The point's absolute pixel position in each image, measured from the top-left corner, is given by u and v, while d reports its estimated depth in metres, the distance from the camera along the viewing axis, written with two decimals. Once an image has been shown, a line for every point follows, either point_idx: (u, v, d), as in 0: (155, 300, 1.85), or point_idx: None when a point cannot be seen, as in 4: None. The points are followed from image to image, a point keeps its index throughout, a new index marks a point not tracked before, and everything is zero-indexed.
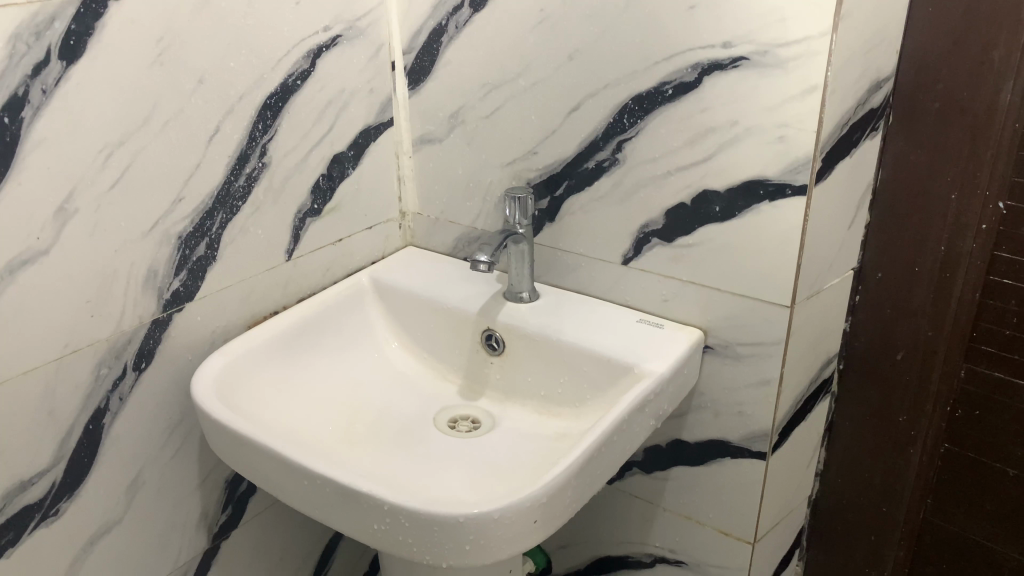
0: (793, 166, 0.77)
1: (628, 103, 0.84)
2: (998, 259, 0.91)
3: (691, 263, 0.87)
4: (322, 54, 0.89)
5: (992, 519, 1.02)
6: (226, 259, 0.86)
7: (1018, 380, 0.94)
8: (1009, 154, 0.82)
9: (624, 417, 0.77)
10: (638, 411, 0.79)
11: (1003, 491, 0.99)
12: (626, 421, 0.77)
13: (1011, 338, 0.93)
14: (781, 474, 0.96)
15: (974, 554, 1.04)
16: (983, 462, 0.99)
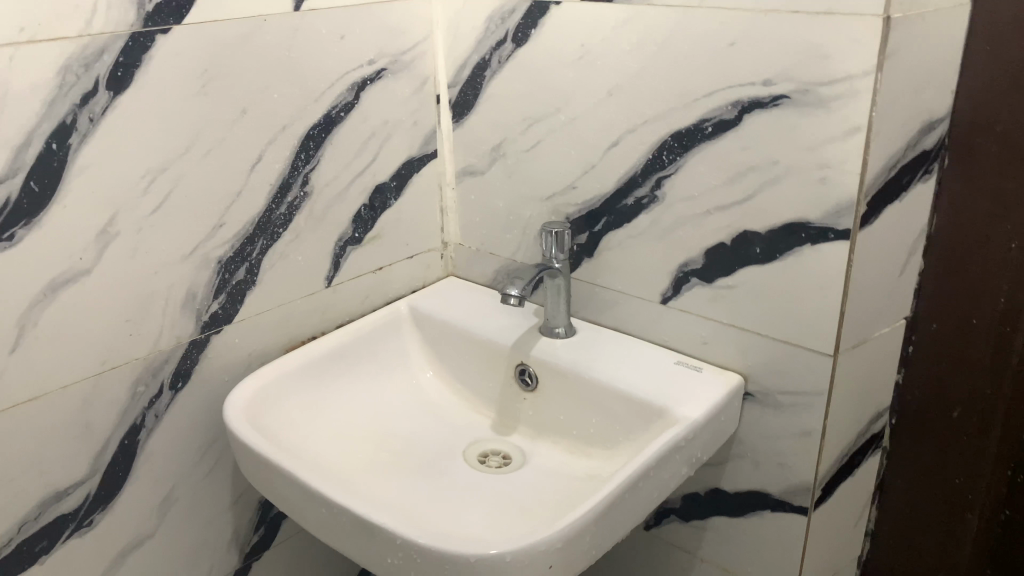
0: (836, 209, 0.73)
1: (666, 140, 0.82)
2: None
3: (730, 305, 0.84)
4: (366, 86, 0.91)
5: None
6: (266, 284, 0.88)
7: None
8: None
9: (651, 462, 0.74)
10: (667, 456, 0.76)
11: None
12: (654, 466, 0.75)
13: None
14: (826, 531, 0.91)
15: None
16: None
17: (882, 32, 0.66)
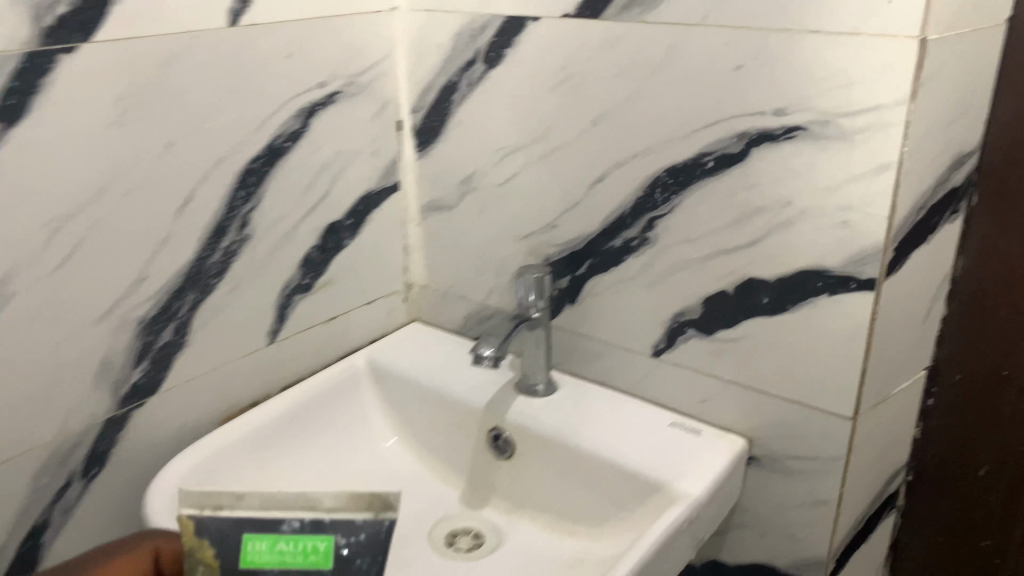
0: (860, 257, 0.64)
1: (661, 175, 0.72)
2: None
3: (734, 361, 0.75)
4: (317, 112, 0.80)
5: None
6: (199, 344, 0.76)
7: None
8: None
9: (653, 553, 0.63)
10: (670, 543, 0.65)
11: None
12: (657, 557, 0.64)
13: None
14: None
15: None
16: None
17: (918, 56, 0.57)
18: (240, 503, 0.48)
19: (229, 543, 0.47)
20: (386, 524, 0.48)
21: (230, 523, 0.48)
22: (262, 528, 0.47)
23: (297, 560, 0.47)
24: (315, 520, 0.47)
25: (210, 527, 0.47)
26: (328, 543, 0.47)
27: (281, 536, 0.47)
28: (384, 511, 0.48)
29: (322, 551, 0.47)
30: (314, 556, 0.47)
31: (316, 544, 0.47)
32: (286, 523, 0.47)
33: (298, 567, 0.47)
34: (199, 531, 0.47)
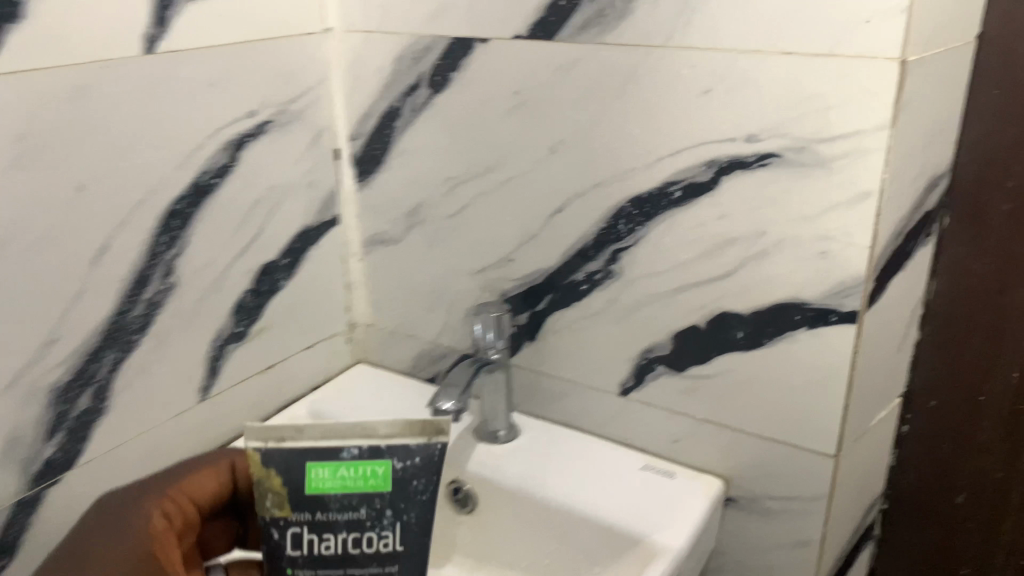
0: (840, 288, 0.61)
1: (624, 205, 0.67)
2: None
3: (708, 398, 0.70)
4: (246, 144, 0.73)
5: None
6: (122, 408, 0.68)
7: None
8: None
9: None
10: None
11: None
12: None
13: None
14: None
15: None
16: None
17: (899, 79, 0.54)
18: (302, 435, 0.50)
19: (292, 475, 0.50)
20: (437, 451, 0.52)
21: (294, 453, 0.50)
22: (321, 457, 0.50)
23: (357, 485, 0.51)
24: (375, 448, 0.51)
25: (278, 456, 0.50)
26: (386, 468, 0.51)
27: (343, 463, 0.50)
28: (437, 438, 0.52)
29: (381, 474, 0.51)
30: (373, 480, 0.51)
31: (374, 468, 0.51)
32: (347, 450, 0.50)
33: (356, 490, 0.50)
34: (268, 460, 0.50)
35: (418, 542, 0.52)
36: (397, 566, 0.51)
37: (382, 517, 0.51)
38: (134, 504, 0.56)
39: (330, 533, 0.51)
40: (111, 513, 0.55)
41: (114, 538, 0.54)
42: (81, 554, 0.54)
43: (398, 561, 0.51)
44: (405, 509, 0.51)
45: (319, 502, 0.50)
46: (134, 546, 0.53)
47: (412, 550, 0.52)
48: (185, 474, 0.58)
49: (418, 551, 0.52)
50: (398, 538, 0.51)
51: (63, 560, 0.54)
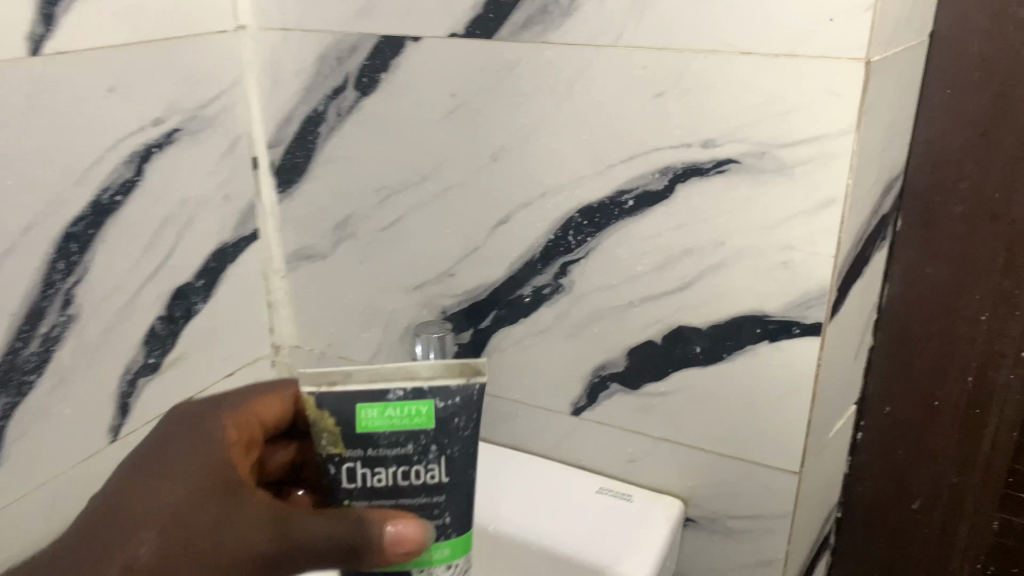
0: (802, 300, 0.58)
1: (573, 216, 0.63)
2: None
3: (666, 417, 0.67)
4: (153, 155, 0.66)
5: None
6: (18, 458, 0.60)
7: None
8: None
9: None
10: None
11: None
12: None
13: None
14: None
15: None
16: None
17: (863, 81, 0.51)
18: (348, 378, 0.45)
19: (343, 415, 0.45)
20: (476, 391, 0.45)
21: (344, 398, 0.45)
22: (370, 397, 0.44)
23: (401, 425, 0.44)
24: (417, 389, 0.44)
25: (329, 401, 0.45)
26: (428, 408, 0.44)
27: (388, 404, 0.44)
28: (472, 378, 0.45)
29: (424, 413, 0.44)
30: (419, 419, 0.44)
31: (418, 408, 0.44)
32: (392, 392, 0.44)
33: (402, 429, 0.44)
34: (321, 405, 0.45)
35: (466, 475, 0.46)
36: (444, 498, 0.45)
37: (428, 455, 0.45)
38: (208, 425, 0.50)
39: (378, 471, 0.45)
40: (179, 430, 0.49)
41: (188, 455, 0.47)
42: (148, 464, 0.46)
43: (444, 495, 0.45)
44: (450, 445, 0.45)
45: (369, 441, 0.45)
46: (210, 464, 0.47)
47: (460, 483, 0.46)
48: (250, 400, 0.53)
49: (466, 483, 0.46)
50: (445, 470, 0.45)
51: (125, 472, 0.46)
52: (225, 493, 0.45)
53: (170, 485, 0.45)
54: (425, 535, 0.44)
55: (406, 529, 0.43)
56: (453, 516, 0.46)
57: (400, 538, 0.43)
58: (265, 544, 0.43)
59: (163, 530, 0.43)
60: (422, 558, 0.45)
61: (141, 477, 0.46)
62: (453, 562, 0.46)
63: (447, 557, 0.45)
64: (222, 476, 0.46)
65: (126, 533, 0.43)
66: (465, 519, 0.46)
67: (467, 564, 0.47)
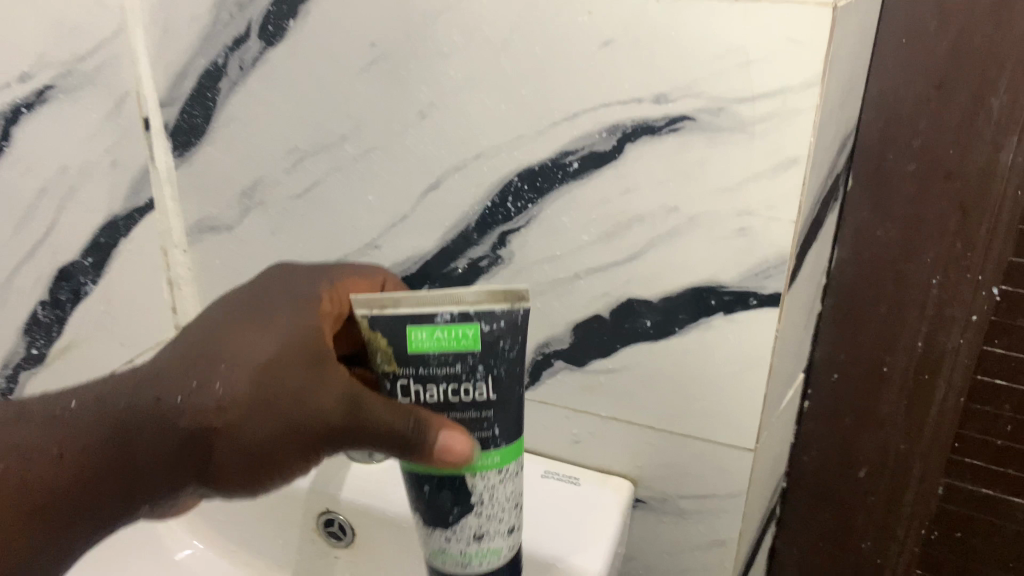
0: (760, 269, 0.53)
1: (512, 180, 0.57)
2: (988, 354, 0.67)
3: (614, 395, 0.63)
4: (20, 117, 0.58)
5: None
6: None
7: (1012, 501, 0.71)
8: (1010, 230, 0.61)
9: None
10: None
11: None
12: None
13: (1005, 450, 0.70)
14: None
15: None
16: None
17: (830, 28, 0.46)
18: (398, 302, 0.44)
19: (394, 336, 0.43)
20: (522, 314, 0.44)
21: (395, 321, 0.43)
22: (418, 318, 0.43)
23: (449, 346, 0.43)
24: (463, 313, 0.43)
25: (382, 323, 0.44)
26: (475, 330, 0.43)
27: (436, 327, 0.43)
28: (519, 302, 0.44)
29: (471, 335, 0.43)
30: (465, 342, 0.43)
31: (465, 331, 0.43)
32: (439, 315, 0.43)
33: (450, 350, 0.43)
34: (375, 326, 0.44)
35: (512, 393, 0.45)
36: (495, 412, 0.44)
37: (476, 374, 0.44)
38: (302, 292, 0.49)
39: (429, 388, 0.44)
40: (277, 291, 0.50)
41: (288, 308, 0.48)
42: (246, 305, 0.48)
43: (493, 410, 0.44)
44: (496, 365, 0.44)
45: (420, 361, 0.43)
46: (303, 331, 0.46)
47: (507, 402, 0.45)
48: (335, 289, 0.50)
49: (514, 399, 0.45)
50: (492, 388, 0.44)
51: (220, 311, 0.48)
52: (310, 354, 0.45)
53: (266, 329, 0.46)
54: (473, 447, 0.43)
55: (454, 441, 0.42)
56: (502, 429, 0.45)
57: (446, 449, 0.42)
58: (334, 407, 0.43)
59: (254, 373, 0.43)
60: (473, 466, 0.45)
61: (236, 319, 0.47)
62: (504, 467, 0.46)
63: (497, 465, 0.45)
64: (309, 340, 0.46)
65: (214, 365, 0.44)
66: (514, 430, 0.46)
67: (518, 468, 0.47)
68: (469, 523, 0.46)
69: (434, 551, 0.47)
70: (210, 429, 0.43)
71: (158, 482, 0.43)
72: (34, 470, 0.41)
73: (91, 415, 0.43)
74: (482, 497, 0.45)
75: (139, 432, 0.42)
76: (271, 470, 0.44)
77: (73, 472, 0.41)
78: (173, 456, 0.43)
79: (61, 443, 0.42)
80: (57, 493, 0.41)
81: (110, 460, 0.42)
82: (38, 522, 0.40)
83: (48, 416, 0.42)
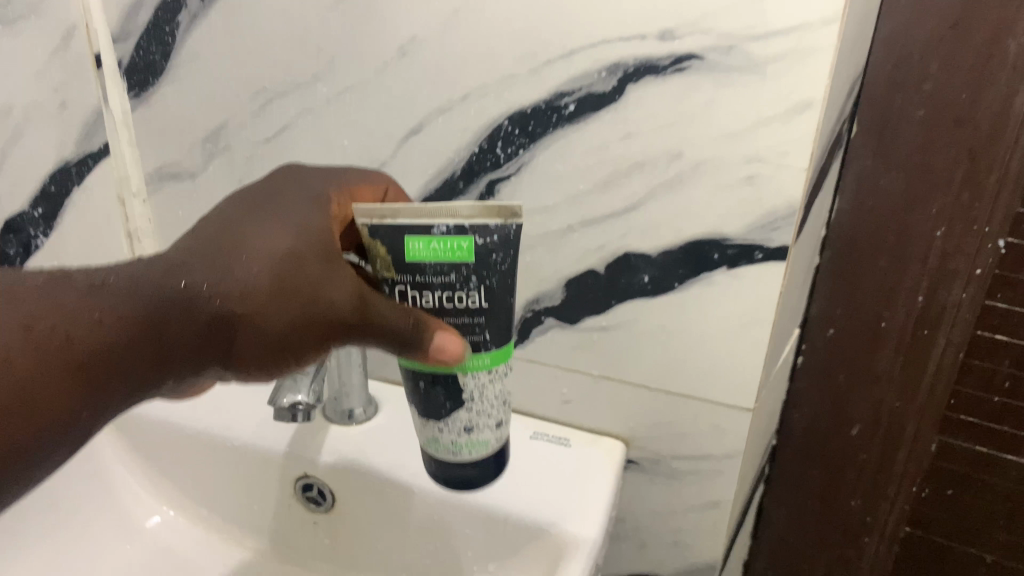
0: (766, 220, 0.50)
1: (502, 123, 0.53)
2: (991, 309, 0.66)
3: (607, 354, 0.60)
4: None
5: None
6: None
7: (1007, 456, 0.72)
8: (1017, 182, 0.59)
9: None
10: None
11: None
12: None
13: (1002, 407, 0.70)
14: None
15: None
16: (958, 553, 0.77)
17: None
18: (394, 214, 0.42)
19: (391, 244, 0.42)
20: (515, 229, 0.42)
21: (392, 230, 0.42)
22: (415, 229, 0.41)
23: (445, 257, 0.42)
24: (459, 225, 0.41)
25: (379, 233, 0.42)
26: (470, 243, 0.42)
27: (433, 239, 0.41)
28: (513, 217, 0.42)
29: (466, 248, 0.42)
30: (459, 254, 0.42)
31: (459, 244, 0.41)
32: (436, 227, 0.41)
33: (445, 261, 0.42)
34: (375, 235, 0.42)
35: (504, 302, 0.44)
36: (487, 319, 0.44)
37: (470, 284, 0.43)
38: (316, 184, 0.46)
39: (425, 295, 0.43)
40: (291, 183, 0.46)
41: (299, 207, 0.44)
42: (258, 199, 0.45)
43: (485, 317, 0.44)
44: (490, 276, 0.43)
45: (415, 270, 0.43)
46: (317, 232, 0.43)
47: (497, 310, 0.44)
48: (347, 184, 0.47)
49: (506, 308, 0.45)
50: (485, 297, 0.44)
51: (232, 206, 0.45)
52: (326, 252, 0.43)
53: (283, 221, 0.43)
54: (464, 349, 0.44)
55: (449, 342, 0.43)
56: (494, 334, 0.45)
57: (440, 349, 0.43)
58: (349, 305, 0.42)
59: (273, 264, 0.41)
60: (464, 366, 0.46)
61: (249, 214, 0.44)
62: (494, 368, 0.47)
63: (488, 366, 0.46)
64: (325, 237, 0.43)
65: (231, 257, 0.41)
66: (505, 335, 0.46)
67: (506, 369, 0.48)
68: (460, 418, 0.48)
69: (429, 438, 0.51)
70: (228, 318, 0.40)
71: (186, 361, 0.41)
72: (75, 333, 0.37)
73: (126, 286, 0.39)
74: (472, 396, 0.47)
75: (166, 311, 0.39)
76: (290, 360, 0.43)
77: (110, 342, 0.38)
78: (200, 337, 0.40)
79: (99, 309, 0.38)
80: (95, 361, 0.37)
81: (142, 331, 0.39)
82: (77, 390, 0.37)
83: (81, 283, 0.39)
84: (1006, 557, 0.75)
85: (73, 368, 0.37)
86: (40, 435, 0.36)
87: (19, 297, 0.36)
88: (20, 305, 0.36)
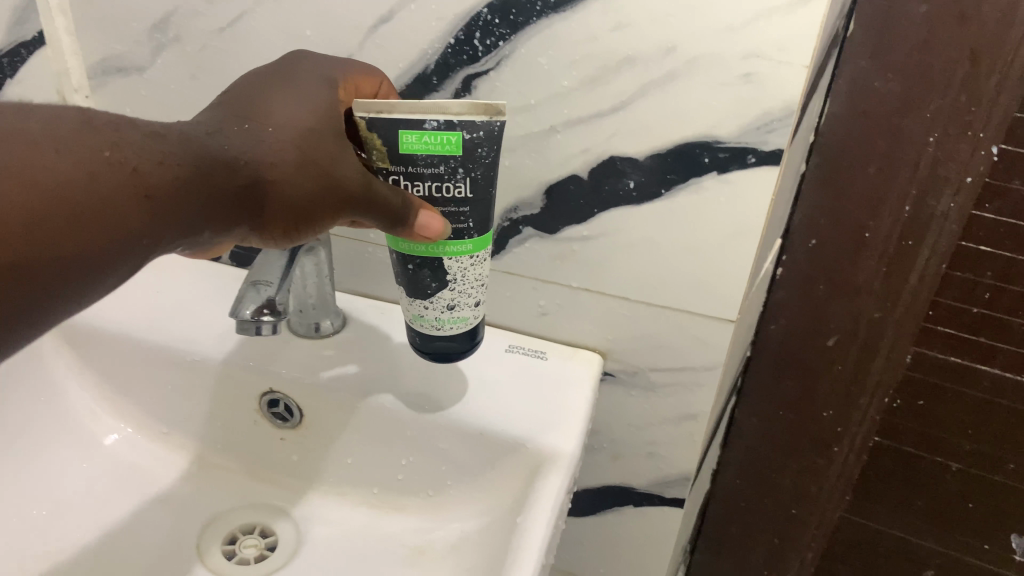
0: (762, 121, 0.47)
1: (480, 11, 0.48)
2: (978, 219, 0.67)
3: (589, 265, 0.57)
4: None
5: (926, 516, 0.87)
6: None
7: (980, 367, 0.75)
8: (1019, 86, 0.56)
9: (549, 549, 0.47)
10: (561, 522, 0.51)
11: (940, 486, 0.85)
12: (553, 542, 0.49)
13: (980, 318, 0.72)
14: (686, 518, 0.75)
15: (894, 550, 0.91)
16: (925, 459, 0.83)
17: None
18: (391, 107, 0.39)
19: (385, 136, 0.40)
20: (499, 126, 0.40)
21: (384, 123, 0.39)
22: (406, 123, 0.39)
23: (435, 151, 0.40)
24: (449, 121, 0.39)
25: (370, 124, 0.40)
26: (458, 138, 0.40)
27: (424, 133, 0.39)
28: (497, 114, 0.40)
29: (455, 142, 0.40)
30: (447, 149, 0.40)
31: (448, 139, 0.39)
32: (427, 122, 0.39)
33: (435, 154, 0.40)
34: (370, 127, 0.40)
35: (487, 194, 0.43)
36: (472, 210, 0.43)
37: (458, 176, 0.41)
38: (331, 69, 0.44)
39: (416, 185, 0.41)
40: (298, 66, 0.43)
41: (316, 86, 0.42)
42: (273, 76, 0.42)
43: (471, 208, 0.43)
44: (476, 169, 0.41)
45: (405, 164, 0.41)
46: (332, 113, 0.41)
47: (483, 200, 0.43)
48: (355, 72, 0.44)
49: (490, 199, 0.43)
50: (472, 188, 0.42)
51: (247, 82, 0.42)
52: (340, 129, 0.41)
53: (305, 95, 0.41)
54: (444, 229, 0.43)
55: (431, 221, 0.41)
56: (477, 222, 0.44)
57: (423, 227, 0.41)
58: (356, 178, 0.40)
59: (297, 135, 0.39)
60: (446, 250, 0.44)
61: (268, 89, 0.41)
62: (475, 254, 0.45)
63: (469, 252, 0.45)
64: (337, 115, 0.41)
65: (250, 125, 0.39)
66: (487, 223, 0.44)
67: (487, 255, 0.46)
68: (443, 297, 0.46)
69: (413, 314, 0.49)
70: (260, 182, 0.38)
71: (223, 215, 0.38)
72: (143, 166, 0.34)
73: (179, 140, 0.37)
74: (454, 275, 0.46)
75: (211, 167, 0.37)
76: (305, 230, 0.41)
77: (173, 179, 0.35)
78: (236, 197, 0.38)
79: (162, 149, 0.35)
80: (156, 196, 0.35)
81: (194, 176, 0.36)
82: (140, 222, 0.34)
83: (142, 126, 0.36)
84: (970, 464, 0.81)
85: (139, 201, 0.34)
86: (100, 253, 0.33)
87: (92, 125, 0.34)
88: (93, 133, 0.33)
